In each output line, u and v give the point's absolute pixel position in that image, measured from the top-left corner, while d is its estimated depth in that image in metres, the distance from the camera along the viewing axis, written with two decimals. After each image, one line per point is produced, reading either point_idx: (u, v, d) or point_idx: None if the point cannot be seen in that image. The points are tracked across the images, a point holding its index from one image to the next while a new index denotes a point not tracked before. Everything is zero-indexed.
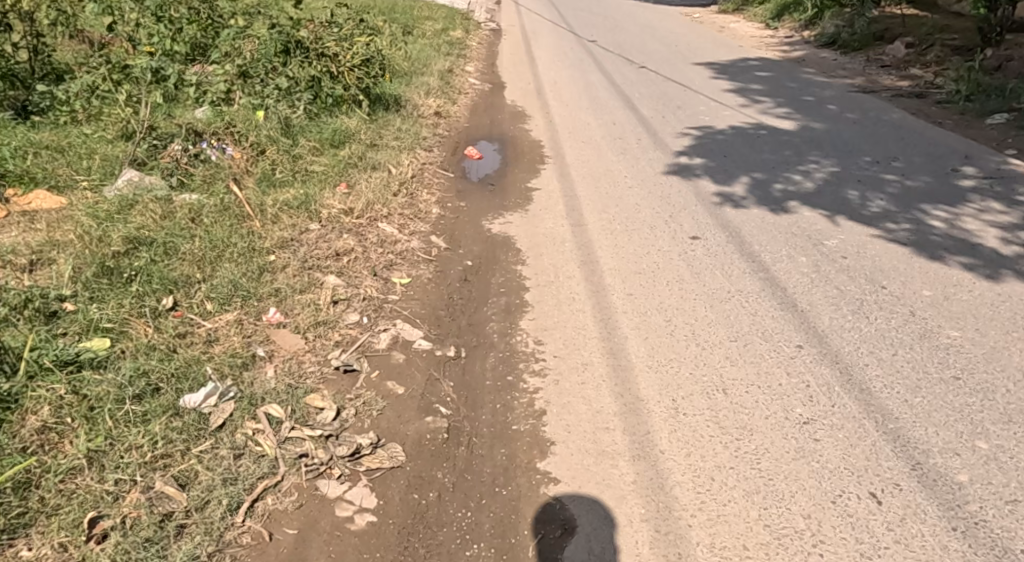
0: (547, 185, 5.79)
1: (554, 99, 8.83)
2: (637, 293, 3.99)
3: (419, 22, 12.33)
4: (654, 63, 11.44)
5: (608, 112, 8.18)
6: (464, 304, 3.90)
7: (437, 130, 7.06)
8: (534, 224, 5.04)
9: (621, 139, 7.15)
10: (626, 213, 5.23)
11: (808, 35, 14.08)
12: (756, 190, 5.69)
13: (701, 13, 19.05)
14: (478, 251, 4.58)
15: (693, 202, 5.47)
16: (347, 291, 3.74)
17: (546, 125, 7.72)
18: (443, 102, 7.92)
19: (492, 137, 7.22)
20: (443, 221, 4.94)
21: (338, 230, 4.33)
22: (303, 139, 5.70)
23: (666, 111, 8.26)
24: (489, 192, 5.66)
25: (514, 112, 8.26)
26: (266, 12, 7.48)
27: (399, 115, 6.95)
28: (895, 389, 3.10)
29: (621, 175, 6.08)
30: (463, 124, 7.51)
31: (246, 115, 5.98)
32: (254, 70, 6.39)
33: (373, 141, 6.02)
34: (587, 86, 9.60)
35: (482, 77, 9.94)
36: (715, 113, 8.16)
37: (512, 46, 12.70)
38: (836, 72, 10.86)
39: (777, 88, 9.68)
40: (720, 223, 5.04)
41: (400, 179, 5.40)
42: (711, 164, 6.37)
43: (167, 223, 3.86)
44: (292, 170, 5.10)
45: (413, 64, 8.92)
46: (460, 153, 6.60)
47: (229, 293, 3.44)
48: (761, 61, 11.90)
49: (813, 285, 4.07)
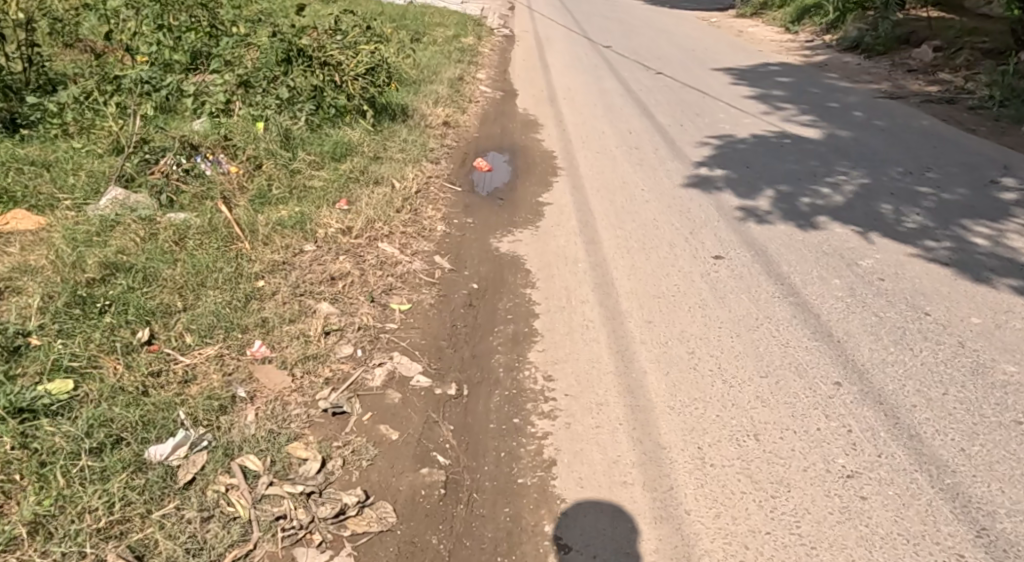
0: (559, 199, 5.48)
1: (567, 107, 8.53)
2: (656, 320, 3.67)
3: (430, 29, 12.08)
4: (670, 68, 11.11)
5: (623, 120, 7.87)
6: (468, 332, 3.59)
7: (445, 141, 6.78)
8: (545, 242, 4.73)
9: (638, 149, 6.84)
10: (642, 228, 4.91)
11: (830, 39, 13.69)
12: (782, 204, 5.35)
13: (718, 17, 18.69)
14: (485, 273, 4.27)
15: (714, 216, 5.14)
16: (341, 320, 3.44)
17: (559, 134, 7.42)
18: (452, 111, 7.64)
19: (502, 148, 6.93)
20: (448, 240, 4.65)
21: (334, 251, 4.04)
22: (304, 152, 5.44)
23: (684, 118, 7.94)
24: (498, 206, 5.36)
25: (526, 121, 7.97)
26: (269, 19, 7.23)
27: (406, 125, 6.68)
28: (949, 436, 2.77)
29: (638, 188, 5.77)
30: (473, 134, 7.22)
31: (245, 127, 5.74)
32: (254, 80, 6.15)
33: (377, 153, 5.74)
34: (602, 93, 9.30)
35: (493, 85, 9.66)
36: (736, 121, 7.82)
37: (525, 53, 12.41)
38: (860, 77, 10.48)
39: (799, 93, 9.32)
40: (745, 240, 4.71)
41: (403, 194, 5.11)
42: (733, 175, 6.04)
43: (149, 245, 3.60)
44: (290, 186, 4.83)
45: (422, 73, 8.65)
46: (469, 165, 6.31)
47: (211, 325, 3.16)
48: (782, 66, 11.53)
49: (849, 312, 3.73)
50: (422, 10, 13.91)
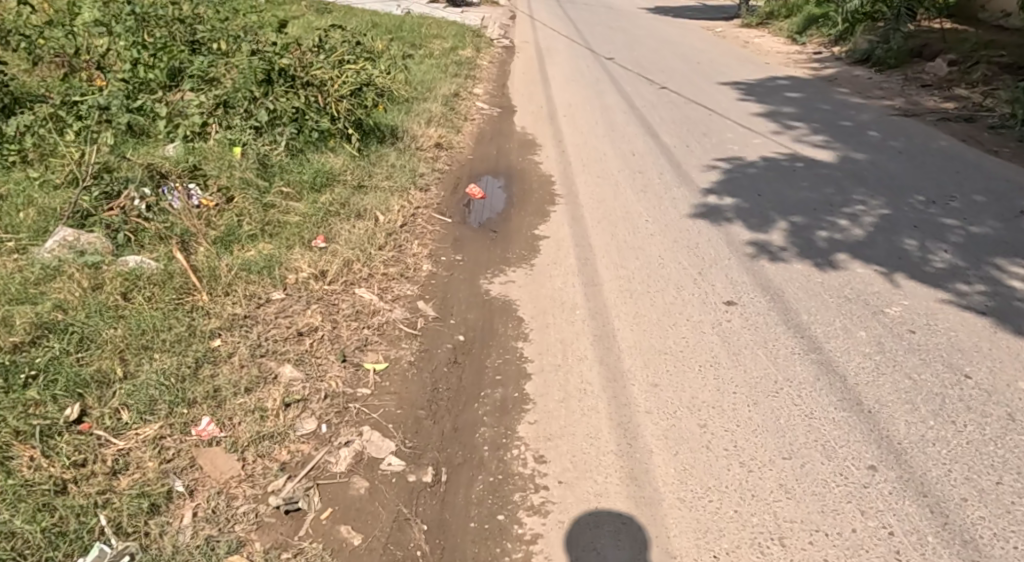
0: (557, 232, 5.10)
1: (567, 125, 8.14)
2: (662, 381, 3.27)
3: (427, 42, 11.72)
4: (675, 83, 10.72)
5: (626, 141, 7.48)
6: (451, 397, 3.18)
7: (437, 164, 6.40)
8: (540, 283, 4.33)
9: (641, 173, 6.45)
10: (646, 266, 4.51)
11: (839, 52, 13.29)
12: (797, 237, 4.95)
13: (723, 27, 18.29)
14: (472, 321, 3.87)
15: (724, 252, 4.74)
16: (305, 387, 3.03)
17: (558, 156, 7.03)
18: (446, 131, 7.26)
19: (498, 171, 6.54)
20: (433, 283, 4.26)
21: (305, 300, 3.65)
22: (282, 181, 5.07)
23: (690, 139, 7.54)
24: (490, 240, 4.96)
25: (524, 141, 7.58)
26: (252, 34, 6.85)
27: (395, 148, 6.29)
28: (1010, 542, 2.39)
29: (641, 218, 5.38)
30: (467, 157, 6.84)
31: (220, 153, 5.41)
32: (233, 101, 5.77)
33: (362, 181, 5.35)
34: (604, 110, 8.90)
35: (491, 101, 9.28)
36: (744, 141, 7.43)
37: (524, 65, 12.03)
38: (872, 93, 10.08)
39: (809, 111, 8.93)
40: (758, 281, 4.31)
41: (387, 229, 4.73)
42: (743, 204, 5.65)
43: (93, 297, 3.21)
44: (263, 222, 4.45)
45: (415, 89, 8.28)
46: (462, 192, 5.92)
47: (152, 399, 2.76)
48: (790, 80, 11.14)
49: (879, 372, 3.32)
50: (419, 21, 13.55)
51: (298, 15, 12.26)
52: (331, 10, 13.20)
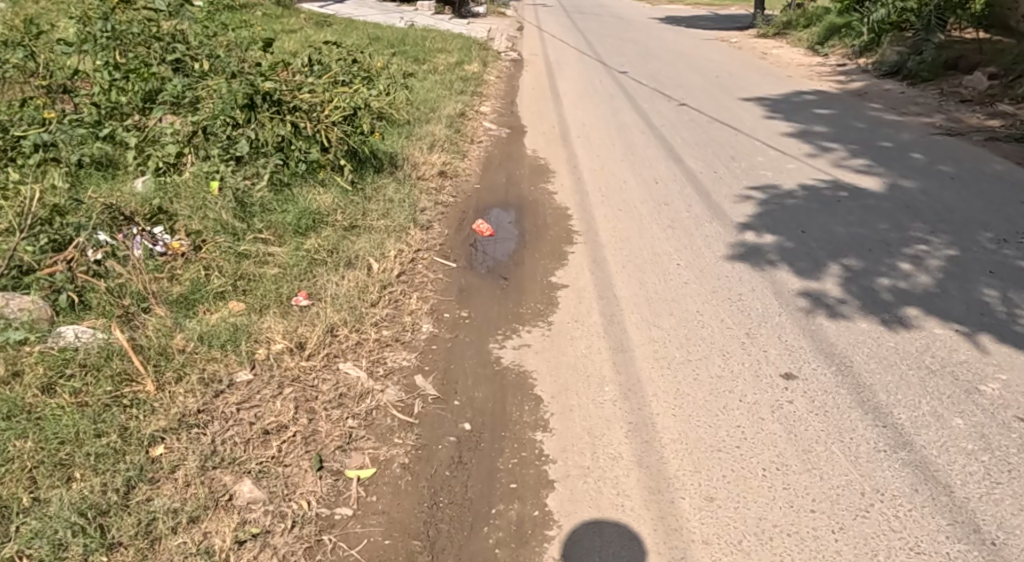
0: (577, 279, 4.44)
1: (583, 148, 7.50)
2: (720, 493, 2.62)
3: (431, 56, 11.14)
4: (694, 98, 10.07)
5: (649, 167, 6.83)
6: (454, 517, 2.52)
7: (441, 196, 5.76)
8: (560, 347, 3.68)
9: (667, 205, 5.82)
10: (682, 324, 3.86)
11: (864, 64, 12.64)
12: (855, 285, 4.29)
13: (738, 38, 17.65)
14: (480, 401, 3.21)
15: (772, 305, 4.08)
16: (268, 513, 2.38)
17: (574, 184, 6.40)
18: (451, 157, 6.63)
19: (508, 204, 5.90)
20: (434, 349, 3.61)
21: (276, 382, 2.99)
22: (263, 223, 4.44)
23: (718, 164, 6.89)
24: (500, 291, 4.32)
25: (536, 166, 6.96)
26: (238, 53, 6.26)
27: (393, 179, 5.66)
28: None
29: (671, 260, 4.73)
30: (473, 187, 6.20)
31: (195, 189, 4.80)
32: (212, 128, 5.13)
33: (353, 220, 4.72)
34: (621, 130, 8.28)
35: (499, 120, 8.66)
36: (778, 167, 6.77)
37: (533, 80, 11.42)
38: (908, 110, 9.43)
39: (843, 130, 8.27)
40: (818, 345, 3.65)
41: (381, 280, 4.09)
42: (786, 244, 5.00)
43: (6, 392, 2.58)
44: (235, 276, 3.81)
45: (416, 110, 7.66)
46: (468, 229, 5.28)
47: (60, 543, 2.10)
48: (817, 95, 10.49)
49: (991, 481, 2.67)
50: (423, 34, 13.00)
51: (296, 29, 11.73)
52: (331, 24, 12.67)
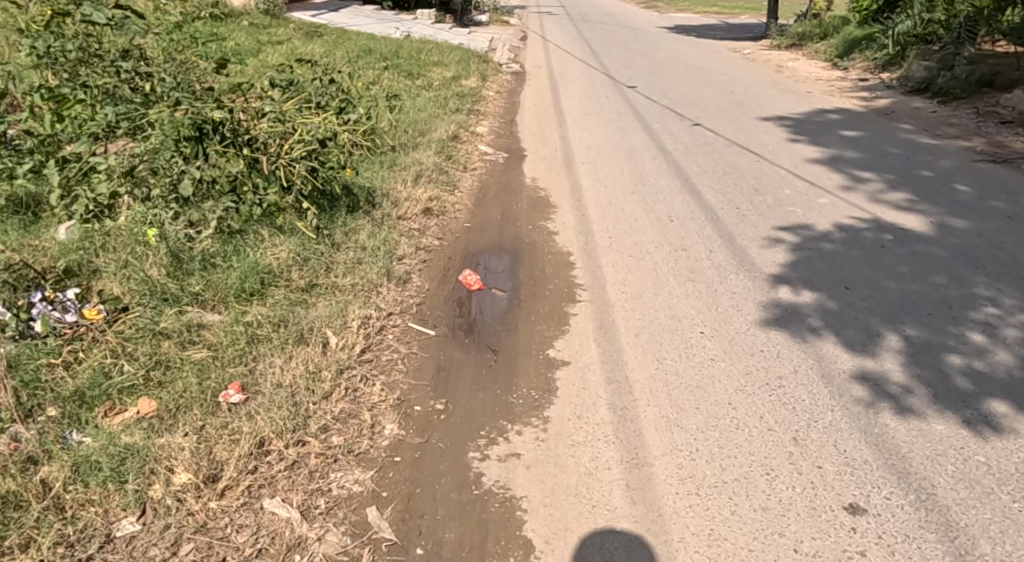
0: (581, 356, 3.67)
1: (589, 178, 6.74)
2: None
3: (426, 70, 10.42)
4: (709, 117, 9.31)
5: (662, 203, 6.06)
6: None
7: (424, 240, 5.01)
8: (559, 457, 2.90)
9: (684, 251, 5.06)
10: (710, 425, 3.08)
11: (889, 79, 11.90)
12: (921, 364, 3.50)
13: (751, 49, 16.91)
14: (451, 548, 2.44)
15: (821, 395, 3.29)
16: None
17: (577, 222, 5.65)
18: (439, 191, 5.88)
19: (502, 248, 5.14)
20: (397, 461, 2.82)
21: (170, 537, 2.34)
22: (200, 283, 3.67)
23: (741, 199, 6.11)
24: (486, 371, 3.53)
25: (535, 200, 6.21)
26: (196, 76, 5.51)
27: (368, 221, 4.90)
28: None
29: (692, 327, 3.95)
30: (462, 227, 5.45)
31: (126, 239, 4.07)
32: (154, 164, 4.30)
33: (313, 279, 3.94)
34: (630, 155, 7.53)
35: (496, 143, 7.93)
36: (808, 204, 6.01)
37: (534, 96, 10.68)
38: (942, 132, 8.66)
39: (875, 157, 7.51)
40: (887, 459, 2.85)
41: (338, 360, 3.32)
42: (829, 305, 4.22)
43: None
44: (148, 365, 3.03)
45: (403, 134, 6.91)
46: (453, 282, 4.52)
47: None
48: (841, 114, 9.73)
49: None
50: (419, 45, 12.31)
51: (283, 40, 11.07)
52: (322, 34, 12.01)
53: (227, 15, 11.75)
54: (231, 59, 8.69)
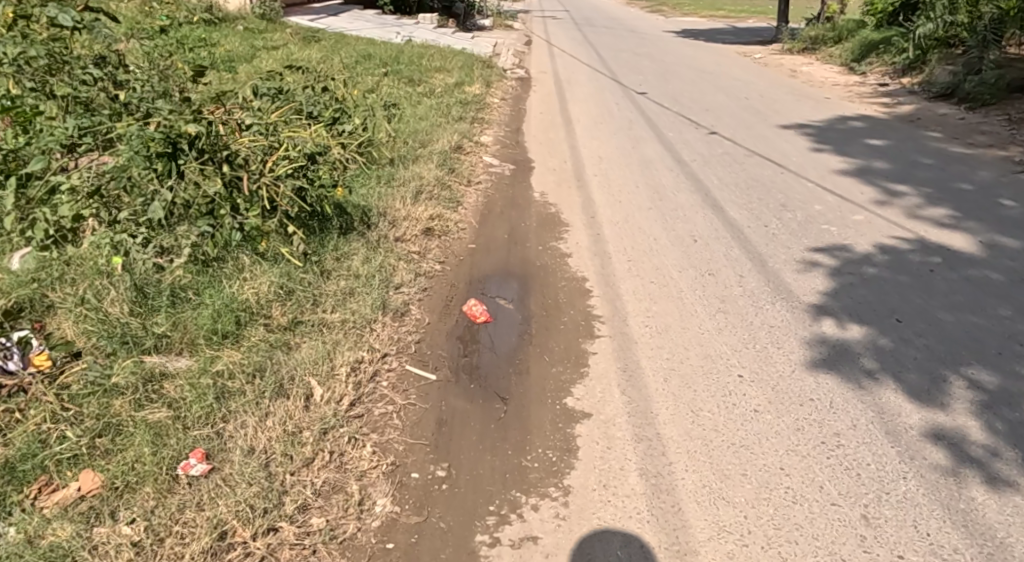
0: (605, 406, 3.19)
1: (602, 192, 6.29)
2: None
3: (428, 77, 9.99)
4: (726, 125, 8.85)
5: (683, 221, 5.59)
6: None
7: (424, 265, 4.55)
8: (582, 544, 2.43)
9: (712, 276, 4.59)
10: (762, 497, 2.61)
11: (909, 84, 11.43)
12: (1001, 418, 3.03)
13: (762, 53, 16.44)
14: None
15: (888, 457, 2.81)
16: None
17: (592, 243, 5.19)
18: (441, 209, 5.42)
19: (510, 274, 4.67)
20: (390, 550, 2.36)
21: None
22: (167, 322, 3.20)
23: (769, 217, 5.63)
24: (495, 426, 3.05)
25: (544, 217, 5.75)
26: (175, 85, 5.05)
27: (362, 246, 4.44)
28: None
29: (729, 370, 3.47)
30: (466, 249, 4.99)
31: (88, 269, 3.60)
32: (121, 183, 3.81)
33: (297, 314, 3.46)
34: (645, 167, 7.08)
35: (501, 154, 7.48)
36: (842, 221, 5.54)
37: (541, 103, 10.23)
38: (973, 140, 8.19)
39: (906, 168, 7.03)
40: (983, 546, 2.42)
41: (322, 415, 2.85)
42: (880, 342, 3.75)
43: None
44: (94, 430, 2.55)
45: (401, 146, 6.45)
46: (457, 314, 4.05)
47: None
48: (864, 121, 9.27)
49: None
50: (421, 51, 11.86)
51: (279, 45, 10.64)
52: (320, 39, 11.58)
53: (221, 19, 11.33)
54: (222, 66, 8.26)
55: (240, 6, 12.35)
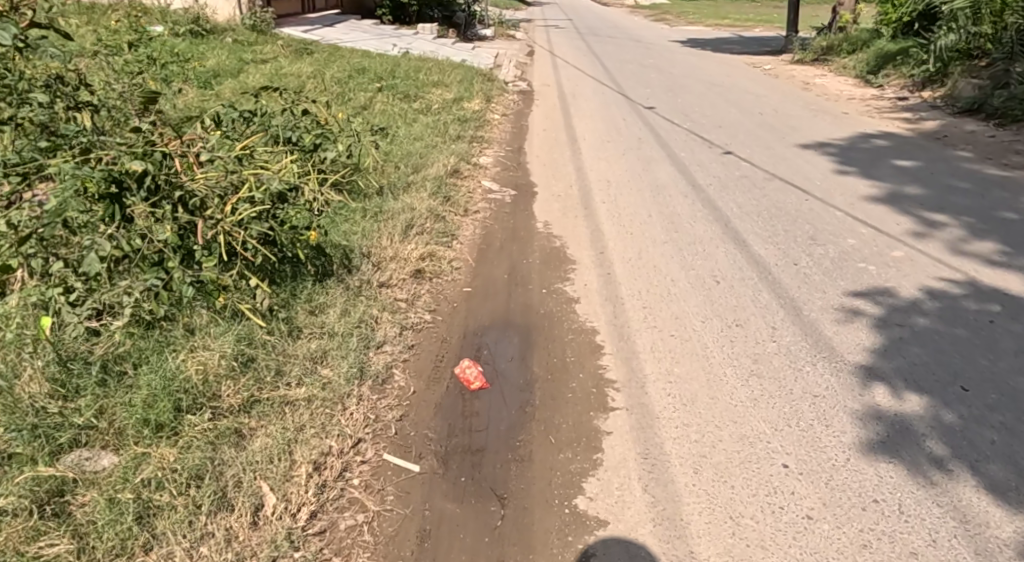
0: (623, 512, 2.63)
1: (612, 223, 5.74)
2: None
3: (425, 92, 9.45)
4: (741, 144, 8.30)
5: (703, 258, 5.03)
6: None
7: (412, 317, 3.99)
8: None
9: (740, 328, 4.03)
10: None
11: (931, 98, 10.87)
12: None
13: (772, 64, 15.91)
14: None
15: None
16: None
17: (602, 285, 4.63)
18: (434, 246, 4.87)
19: (509, 325, 4.10)
20: None
21: None
22: (91, 408, 2.63)
23: (798, 253, 5.07)
24: (489, 539, 2.48)
25: (548, 253, 5.18)
26: (133, 109, 4.49)
27: (340, 295, 3.88)
28: None
29: (770, 459, 2.91)
30: (460, 293, 4.43)
31: (9, 335, 3.04)
32: (52, 229, 3.23)
33: (255, 390, 2.89)
34: (657, 193, 6.52)
35: (502, 177, 6.92)
36: (880, 258, 4.97)
37: (544, 118, 9.69)
38: (1009, 161, 7.64)
39: (941, 194, 6.48)
40: None
41: (272, 538, 2.28)
42: (946, 417, 3.17)
43: None
44: None
45: (392, 173, 5.90)
46: (448, 379, 3.49)
47: None
48: (888, 140, 8.72)
49: None
50: (418, 63, 11.33)
51: (268, 58, 10.11)
52: (312, 51, 11.07)
53: (210, 31, 10.84)
54: (204, 84, 7.73)
55: (229, 17, 11.85)
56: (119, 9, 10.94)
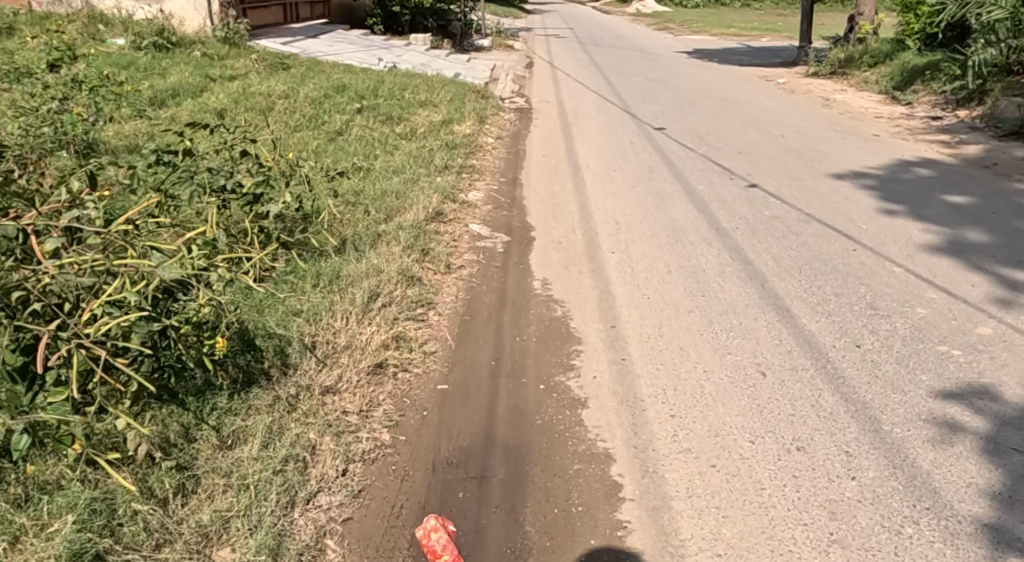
0: None
1: (626, 283, 4.71)
2: None
3: (411, 113, 8.45)
4: (766, 175, 7.29)
5: (741, 336, 4.00)
6: None
7: (363, 441, 2.96)
8: None
9: (805, 454, 3.00)
10: None
11: (969, 118, 9.90)
12: None
13: (787, 77, 14.94)
14: None
15: None
16: None
17: (616, 379, 3.60)
18: (402, 324, 3.85)
19: (494, 446, 3.06)
20: None
21: None
22: None
23: (860, 331, 4.05)
24: None
25: (545, 326, 4.15)
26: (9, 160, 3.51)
27: (260, 415, 2.88)
28: None
29: None
30: (431, 394, 3.39)
31: None
32: None
33: None
34: (676, 239, 5.50)
35: (494, 218, 5.91)
36: (964, 337, 3.95)
37: (543, 142, 8.69)
38: None
39: (1011, 241, 5.48)
40: None
41: None
42: None
43: None
44: None
45: (359, 223, 4.91)
46: (405, 550, 2.46)
47: None
48: (931, 168, 7.73)
49: None
50: (405, 79, 10.33)
51: (237, 74, 9.11)
52: (289, 66, 10.07)
53: (176, 44, 9.85)
54: (151, 111, 6.73)
55: (199, 27, 10.85)
56: (77, 22, 9.97)
